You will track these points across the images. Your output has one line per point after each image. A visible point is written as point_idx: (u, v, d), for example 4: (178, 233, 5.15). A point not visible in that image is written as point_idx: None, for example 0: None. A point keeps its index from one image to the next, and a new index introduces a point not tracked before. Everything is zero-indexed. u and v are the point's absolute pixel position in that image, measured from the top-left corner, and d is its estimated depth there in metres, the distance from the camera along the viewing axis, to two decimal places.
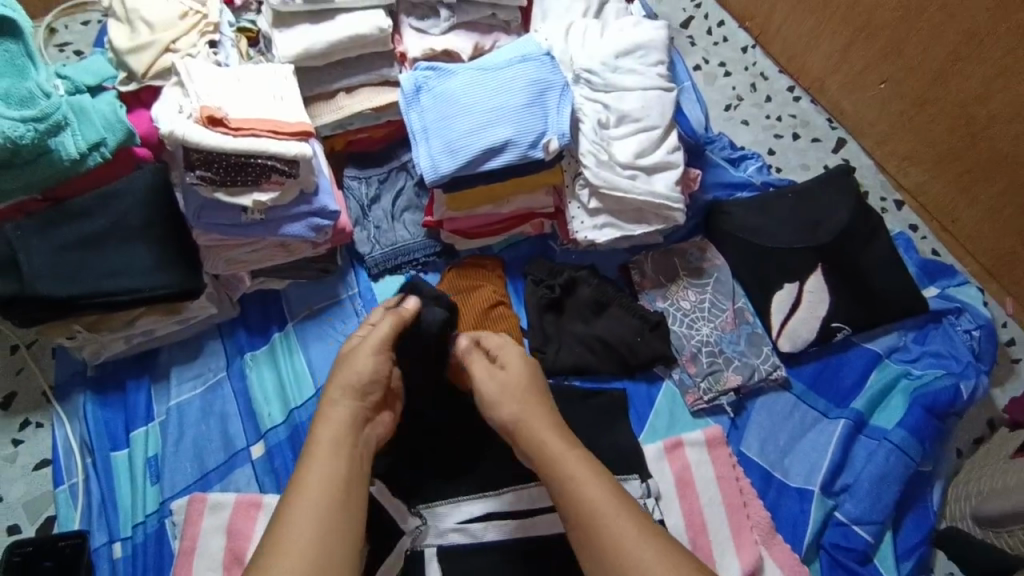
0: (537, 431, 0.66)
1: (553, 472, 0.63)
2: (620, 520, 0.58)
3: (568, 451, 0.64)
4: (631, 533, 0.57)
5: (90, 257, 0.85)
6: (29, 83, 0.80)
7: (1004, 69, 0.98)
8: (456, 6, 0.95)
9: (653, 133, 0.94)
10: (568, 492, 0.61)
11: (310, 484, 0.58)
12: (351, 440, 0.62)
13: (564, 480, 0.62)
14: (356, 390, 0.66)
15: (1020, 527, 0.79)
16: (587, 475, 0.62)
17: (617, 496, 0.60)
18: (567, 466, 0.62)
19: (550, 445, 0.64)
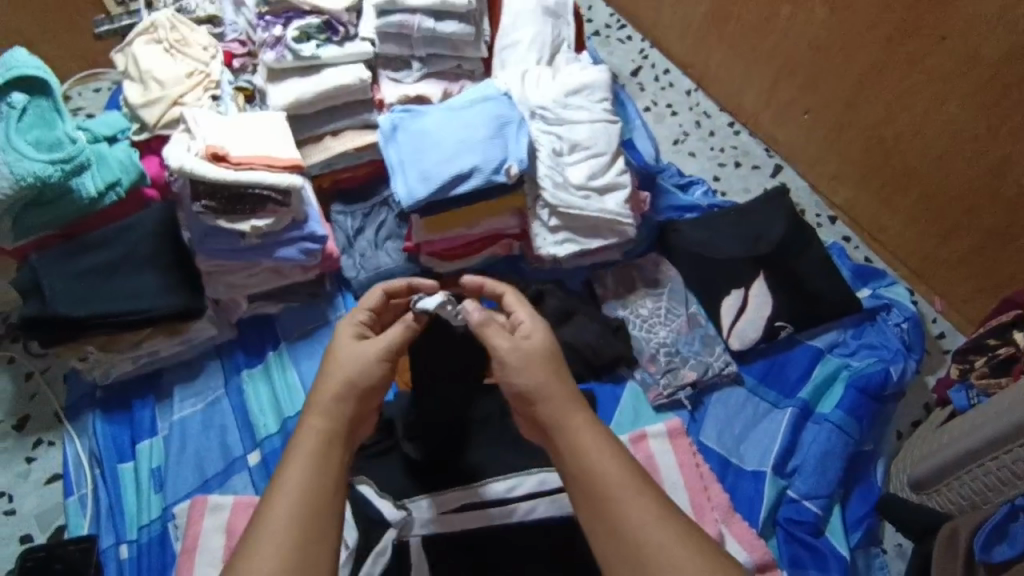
0: (566, 417, 0.68)
1: (580, 454, 0.66)
2: (640, 503, 0.62)
3: (596, 437, 0.67)
4: (650, 514, 0.62)
5: (103, 283, 0.95)
6: (57, 132, 0.92)
7: (901, 94, 1.13)
8: (426, 59, 1.12)
9: (601, 159, 1.08)
10: (593, 474, 0.65)
11: (287, 486, 0.60)
12: (333, 442, 0.65)
13: (591, 463, 0.65)
14: (347, 382, 0.68)
15: (943, 484, 0.88)
16: (610, 459, 0.65)
17: (639, 481, 0.64)
18: (595, 449, 0.66)
19: (577, 431, 0.67)
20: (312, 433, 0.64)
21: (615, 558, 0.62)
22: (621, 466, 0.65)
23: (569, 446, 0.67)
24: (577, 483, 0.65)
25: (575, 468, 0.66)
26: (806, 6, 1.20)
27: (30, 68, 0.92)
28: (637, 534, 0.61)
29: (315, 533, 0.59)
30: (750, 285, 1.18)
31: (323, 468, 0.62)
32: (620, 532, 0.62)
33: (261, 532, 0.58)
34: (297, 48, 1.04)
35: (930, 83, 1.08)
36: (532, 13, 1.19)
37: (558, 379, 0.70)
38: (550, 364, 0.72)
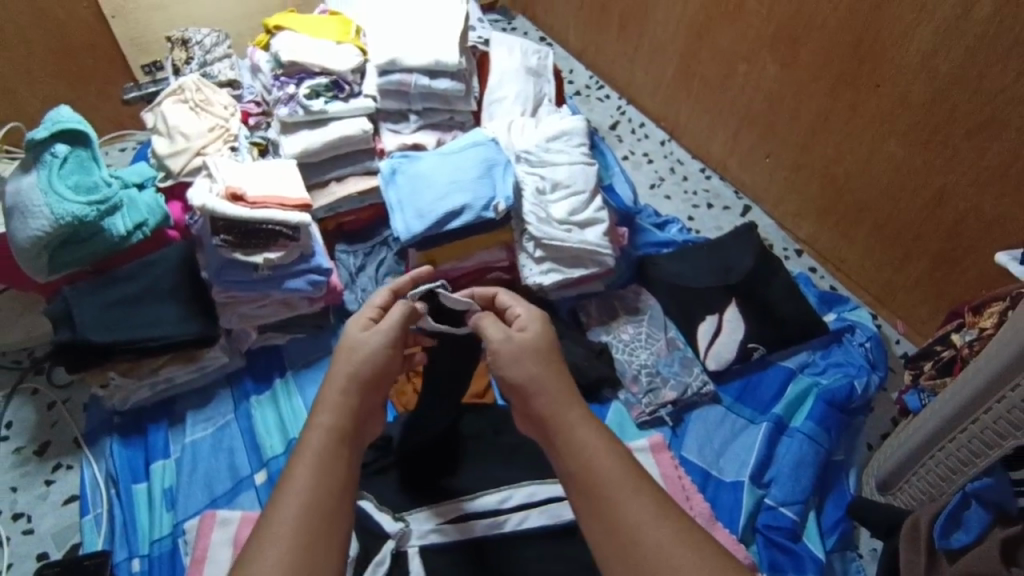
0: (565, 415, 0.70)
1: (578, 450, 0.66)
2: (637, 499, 0.62)
3: (595, 435, 0.67)
4: (647, 511, 0.61)
5: (128, 313, 1.04)
6: (93, 178, 1.03)
7: (848, 136, 1.27)
8: (423, 113, 1.27)
9: (581, 197, 1.19)
10: (591, 468, 0.64)
11: (297, 485, 0.60)
12: (335, 448, 0.65)
13: (590, 458, 0.65)
14: (352, 379, 0.71)
15: (904, 483, 0.96)
16: (607, 457, 0.65)
17: (637, 479, 0.64)
18: (593, 445, 0.66)
19: (577, 429, 0.68)
20: (315, 440, 0.65)
21: (613, 556, 0.60)
22: (620, 464, 0.65)
23: (567, 443, 0.68)
24: (575, 480, 0.65)
25: (574, 463, 0.66)
26: (758, 62, 1.35)
27: (74, 122, 1.04)
28: (634, 530, 0.59)
29: (321, 536, 0.58)
30: (723, 310, 1.28)
31: (327, 472, 0.62)
32: (617, 527, 0.60)
33: (265, 537, 0.56)
34: (308, 104, 1.17)
35: (871, 126, 1.22)
36: (515, 72, 1.36)
37: (554, 376, 0.73)
38: (546, 363, 0.75)
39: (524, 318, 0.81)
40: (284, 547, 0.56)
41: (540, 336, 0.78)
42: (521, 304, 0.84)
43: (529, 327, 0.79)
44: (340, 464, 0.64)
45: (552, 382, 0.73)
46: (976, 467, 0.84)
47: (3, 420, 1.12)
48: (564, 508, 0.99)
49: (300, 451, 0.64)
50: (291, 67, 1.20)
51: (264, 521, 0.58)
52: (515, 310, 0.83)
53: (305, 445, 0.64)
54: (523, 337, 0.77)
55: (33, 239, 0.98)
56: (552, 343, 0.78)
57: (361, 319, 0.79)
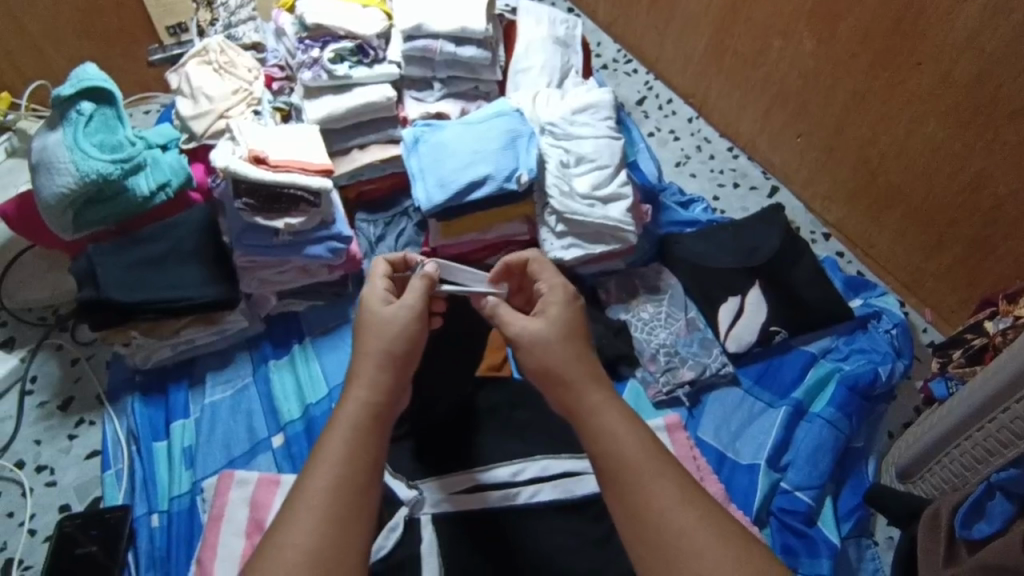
0: (585, 402, 0.69)
1: (599, 437, 0.66)
2: (661, 482, 0.62)
3: (618, 420, 0.67)
4: (670, 496, 0.61)
5: (151, 274, 1.05)
6: (118, 136, 1.04)
7: (885, 117, 1.22)
8: (447, 81, 1.25)
9: (605, 171, 1.17)
10: (614, 456, 0.64)
11: (325, 458, 0.62)
12: (368, 423, 0.65)
13: (614, 444, 0.65)
14: (367, 350, 0.70)
15: (926, 472, 0.94)
16: (628, 438, 0.65)
17: (660, 462, 0.64)
18: (616, 431, 0.66)
19: (598, 415, 0.67)
20: (349, 415, 0.65)
21: (635, 537, 0.61)
22: (643, 449, 0.64)
23: (589, 430, 0.67)
24: (598, 468, 0.65)
25: (596, 452, 0.65)
26: (795, 38, 1.31)
27: (98, 81, 1.04)
28: (657, 517, 0.60)
29: (351, 510, 0.59)
30: (746, 292, 1.25)
31: (359, 447, 0.63)
32: (640, 507, 0.61)
33: (297, 508, 0.59)
34: (332, 68, 1.16)
35: (910, 106, 1.18)
36: (543, 42, 1.33)
37: (576, 363, 0.71)
38: (568, 347, 0.73)
39: (549, 296, 0.77)
40: (313, 522, 0.58)
41: (558, 317, 0.75)
42: (546, 279, 0.80)
43: (548, 309, 0.76)
44: (371, 439, 0.65)
45: (572, 367, 0.71)
46: (1001, 458, 0.82)
47: (28, 373, 1.14)
48: (576, 483, 0.99)
49: (334, 423, 0.65)
50: (317, 30, 1.19)
51: (296, 491, 0.60)
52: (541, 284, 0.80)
53: (339, 417, 0.65)
54: (541, 321, 0.74)
55: (58, 196, 0.99)
56: (573, 326, 0.75)
57: (380, 293, 0.77)
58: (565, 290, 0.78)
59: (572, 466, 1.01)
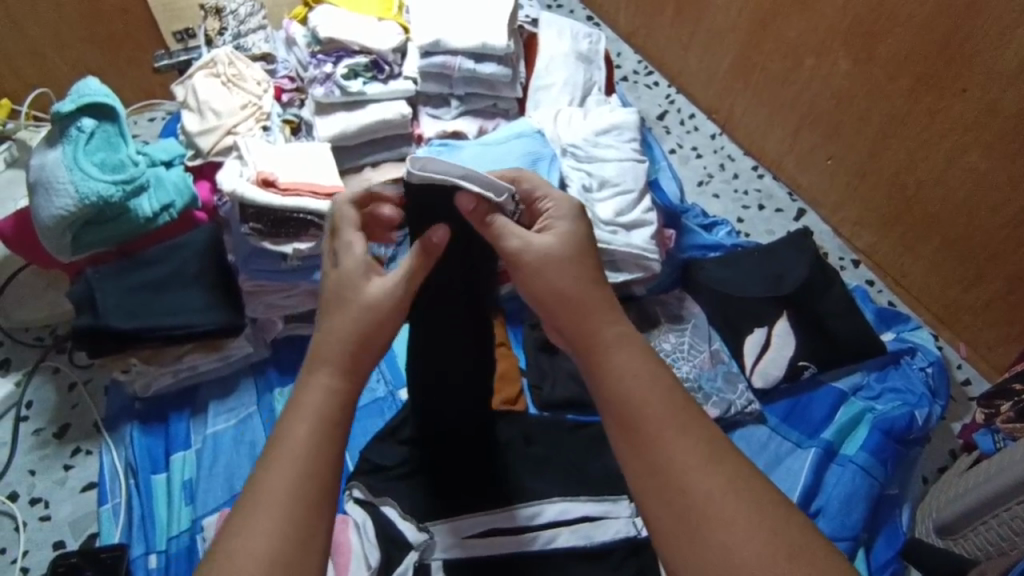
0: (601, 332, 0.59)
1: (617, 381, 0.57)
2: (686, 441, 0.54)
3: (639, 359, 0.58)
4: (696, 454, 0.53)
5: (152, 300, 1.00)
6: (120, 156, 0.99)
7: (924, 143, 1.17)
8: (464, 98, 1.20)
9: (629, 196, 1.11)
10: (630, 401, 0.56)
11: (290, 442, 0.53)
12: (336, 412, 0.55)
13: (634, 389, 0.56)
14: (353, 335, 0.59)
15: (969, 530, 0.87)
16: (652, 388, 0.56)
17: (687, 415, 0.55)
18: (636, 371, 0.57)
19: (617, 350, 0.58)
20: (314, 404, 0.55)
21: (669, 536, 0.52)
22: (665, 397, 0.56)
23: (602, 366, 0.58)
24: (610, 411, 0.57)
25: (611, 394, 0.57)
26: (829, 57, 1.25)
27: (100, 96, 1.00)
28: (682, 488, 0.52)
29: (317, 509, 0.51)
30: (773, 323, 1.20)
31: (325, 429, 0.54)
32: (690, 543, 0.51)
33: (251, 512, 0.49)
34: (345, 84, 1.10)
35: (951, 133, 1.12)
36: (566, 57, 1.27)
37: (587, 287, 0.61)
38: (582, 272, 0.62)
39: (552, 213, 0.66)
40: (272, 525, 0.49)
41: (569, 237, 0.64)
42: (547, 197, 0.68)
43: (554, 226, 0.65)
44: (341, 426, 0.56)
45: (585, 291, 0.61)
46: None
47: (23, 399, 1.09)
48: (595, 529, 0.93)
49: (294, 410, 0.55)
50: (329, 44, 1.14)
51: (251, 510, 0.49)
52: (543, 201, 0.68)
53: (301, 404, 0.55)
54: (544, 238, 0.63)
55: (56, 217, 0.94)
56: (585, 244, 0.64)
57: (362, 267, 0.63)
58: (570, 202, 0.67)
59: (592, 510, 0.95)
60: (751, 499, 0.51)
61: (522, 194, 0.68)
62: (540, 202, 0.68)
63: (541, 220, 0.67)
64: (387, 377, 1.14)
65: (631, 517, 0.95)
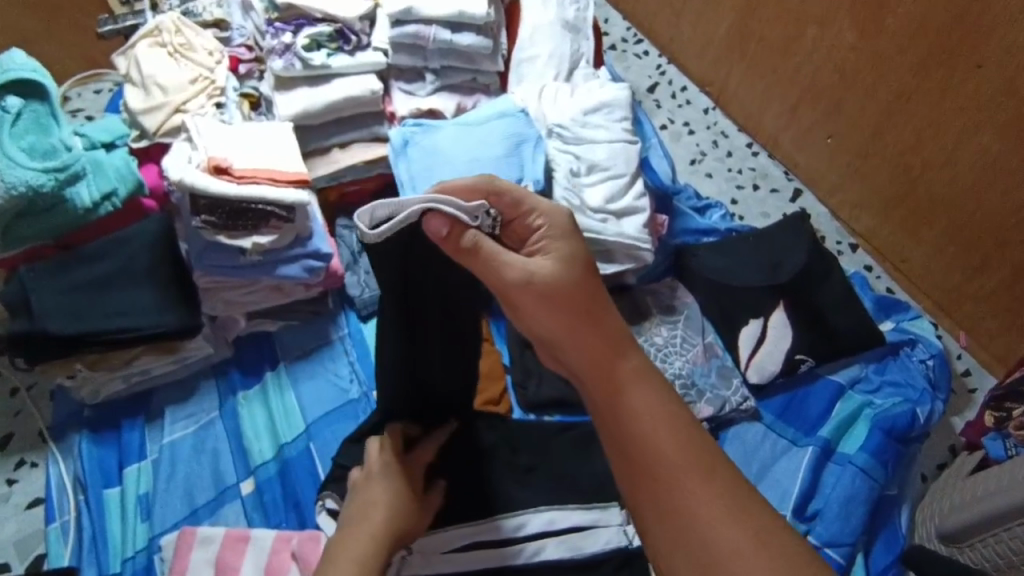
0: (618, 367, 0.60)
1: (632, 423, 0.59)
2: (704, 484, 0.56)
3: (656, 399, 0.59)
4: (713, 499, 0.55)
5: (95, 300, 0.90)
6: (51, 139, 0.89)
7: (933, 122, 1.09)
8: (440, 72, 1.09)
9: (621, 181, 1.03)
10: (647, 444, 0.57)
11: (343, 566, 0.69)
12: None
13: (646, 431, 0.58)
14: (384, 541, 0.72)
15: (977, 540, 0.84)
16: (661, 429, 0.58)
17: (702, 455, 0.57)
18: (649, 412, 0.59)
19: (630, 391, 0.59)
20: None
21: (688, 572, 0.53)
22: (681, 440, 0.57)
23: (618, 407, 0.60)
24: (626, 453, 0.58)
25: (624, 436, 0.59)
26: (834, 28, 1.16)
27: (27, 72, 0.89)
28: (702, 534, 0.54)
29: None
30: (770, 315, 1.13)
31: (372, 560, 0.71)
32: None
33: None
34: (306, 56, 1.00)
35: (963, 113, 1.05)
36: (551, 26, 1.17)
37: (595, 323, 0.61)
38: (589, 304, 0.62)
39: (544, 233, 0.63)
40: None
41: (566, 263, 0.62)
42: (536, 212, 0.63)
43: (548, 249, 0.63)
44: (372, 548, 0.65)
45: (592, 327, 0.61)
46: None
47: None
48: (585, 540, 0.86)
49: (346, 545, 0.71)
50: (288, 11, 1.03)
51: None
52: (535, 217, 0.63)
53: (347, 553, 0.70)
54: (541, 269, 0.61)
55: None
56: (581, 269, 0.63)
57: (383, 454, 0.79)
58: (561, 219, 0.64)
59: (581, 519, 0.87)
60: (766, 549, 0.52)
61: (503, 207, 0.63)
62: (527, 216, 0.64)
63: (531, 240, 0.64)
64: (361, 376, 1.04)
65: (622, 525, 0.88)
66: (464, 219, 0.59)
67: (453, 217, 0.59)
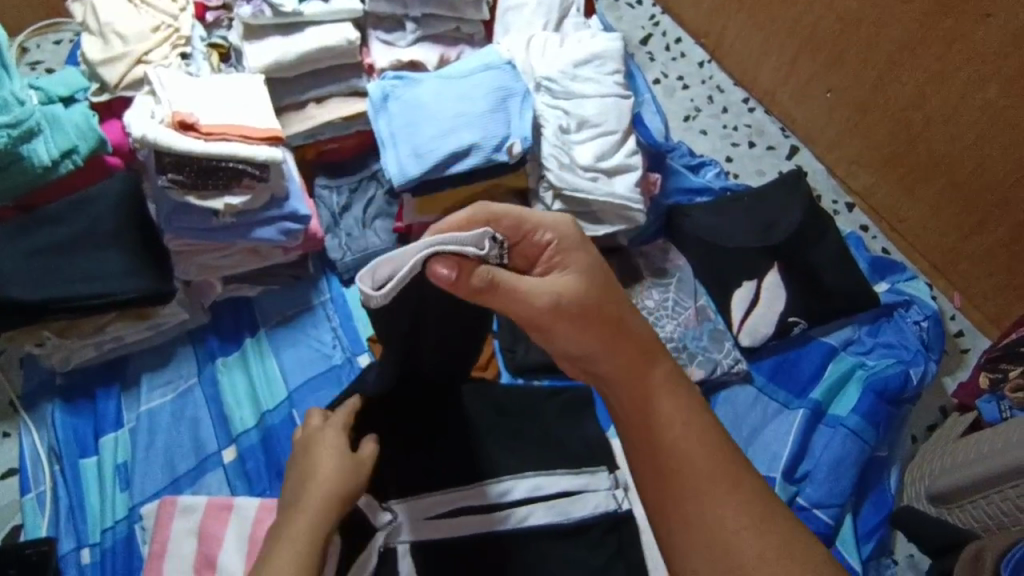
0: (652, 376, 0.63)
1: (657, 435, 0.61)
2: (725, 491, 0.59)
3: (678, 409, 0.62)
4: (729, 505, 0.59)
5: (60, 264, 0.86)
6: (2, 92, 0.82)
7: (937, 74, 1.05)
8: (422, 20, 1.03)
9: (612, 138, 0.98)
10: (671, 454, 0.61)
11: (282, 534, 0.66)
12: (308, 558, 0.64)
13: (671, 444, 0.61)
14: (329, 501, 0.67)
15: (969, 501, 0.84)
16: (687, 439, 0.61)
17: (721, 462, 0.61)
18: (676, 424, 0.61)
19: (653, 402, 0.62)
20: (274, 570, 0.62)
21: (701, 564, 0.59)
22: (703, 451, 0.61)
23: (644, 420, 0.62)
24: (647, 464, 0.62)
25: (649, 448, 0.61)
26: None
27: None
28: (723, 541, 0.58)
29: None
30: (765, 276, 1.11)
31: (318, 532, 0.66)
32: None
33: None
34: (276, 2, 0.95)
35: (969, 64, 1.01)
36: None
37: (625, 343, 0.62)
38: (616, 318, 0.62)
39: (556, 249, 0.62)
40: None
41: (587, 278, 0.62)
42: (543, 224, 0.62)
43: (564, 265, 0.62)
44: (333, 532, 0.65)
45: (619, 337, 0.62)
46: None
47: None
48: (573, 504, 0.82)
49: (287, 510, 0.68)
50: None
51: None
52: (542, 232, 0.62)
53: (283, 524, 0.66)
54: (563, 291, 0.60)
55: None
56: (601, 283, 0.62)
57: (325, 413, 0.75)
58: (569, 228, 0.62)
59: (569, 484, 0.83)
60: (771, 542, 0.58)
61: (506, 231, 0.61)
62: (534, 232, 0.62)
63: (543, 258, 0.63)
64: (344, 342, 1.01)
65: (610, 490, 0.85)
66: (470, 252, 0.56)
67: (457, 255, 0.56)
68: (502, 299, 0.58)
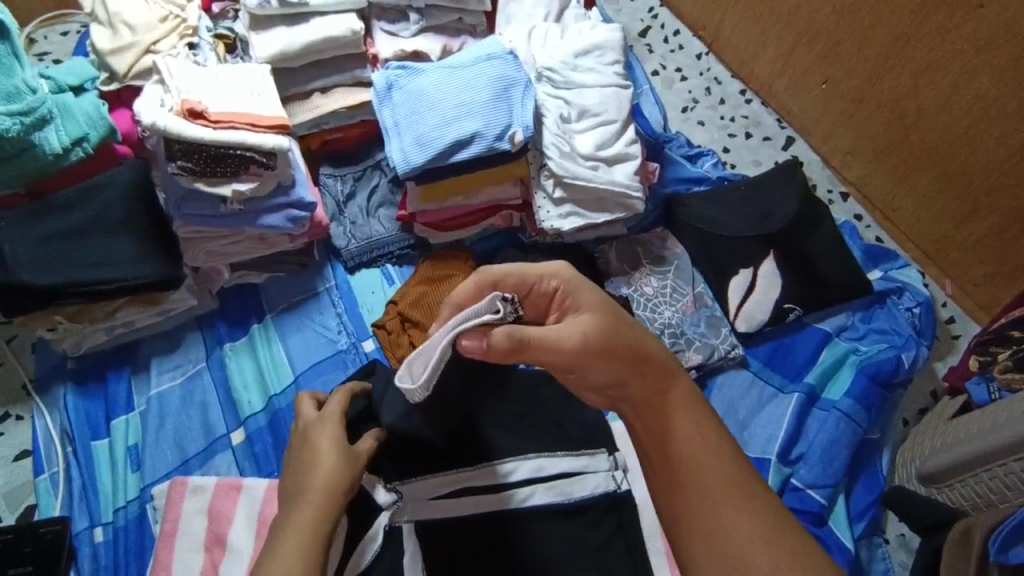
0: (667, 394, 0.63)
1: (684, 452, 0.61)
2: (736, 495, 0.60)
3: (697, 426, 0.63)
4: (738, 511, 0.60)
5: (71, 250, 0.88)
6: (14, 80, 0.83)
7: (931, 65, 1.07)
8: (425, 11, 1.04)
9: (612, 127, 1.00)
10: (694, 468, 0.61)
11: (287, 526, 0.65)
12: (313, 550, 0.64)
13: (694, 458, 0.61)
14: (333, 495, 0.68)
15: (957, 481, 0.86)
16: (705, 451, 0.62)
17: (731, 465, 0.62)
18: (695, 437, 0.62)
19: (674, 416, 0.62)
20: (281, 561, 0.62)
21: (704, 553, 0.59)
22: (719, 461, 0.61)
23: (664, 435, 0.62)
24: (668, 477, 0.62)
25: (672, 465, 0.62)
26: None
27: None
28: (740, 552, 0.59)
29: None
30: (760, 264, 1.13)
31: (323, 524, 0.66)
32: None
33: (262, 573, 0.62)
34: None
35: (961, 55, 1.03)
36: None
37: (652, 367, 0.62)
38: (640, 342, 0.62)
39: (566, 290, 0.62)
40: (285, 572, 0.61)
41: (602, 310, 0.62)
42: (548, 271, 0.62)
43: (578, 309, 0.62)
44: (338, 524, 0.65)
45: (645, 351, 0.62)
46: None
47: None
48: (574, 485, 0.84)
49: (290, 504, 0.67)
50: None
51: None
52: (548, 281, 0.62)
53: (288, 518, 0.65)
54: (584, 329, 0.60)
55: None
56: (614, 314, 0.62)
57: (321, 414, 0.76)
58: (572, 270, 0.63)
59: (569, 465, 0.85)
60: (776, 539, 0.59)
61: (513, 288, 0.61)
62: (540, 282, 0.62)
63: (554, 306, 0.63)
64: (350, 328, 1.03)
65: (610, 471, 0.86)
66: (489, 318, 0.58)
67: (481, 326, 0.57)
68: (531, 350, 0.57)
